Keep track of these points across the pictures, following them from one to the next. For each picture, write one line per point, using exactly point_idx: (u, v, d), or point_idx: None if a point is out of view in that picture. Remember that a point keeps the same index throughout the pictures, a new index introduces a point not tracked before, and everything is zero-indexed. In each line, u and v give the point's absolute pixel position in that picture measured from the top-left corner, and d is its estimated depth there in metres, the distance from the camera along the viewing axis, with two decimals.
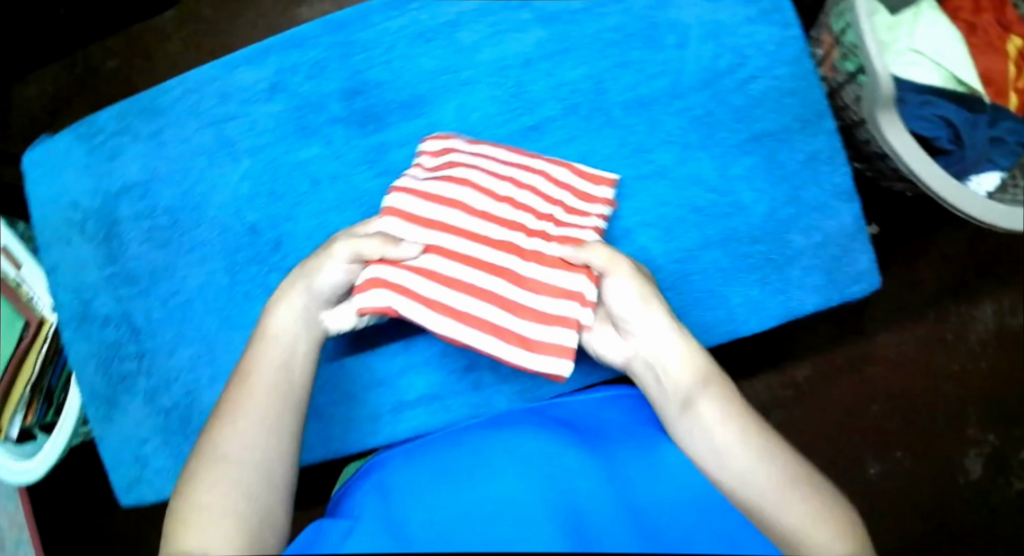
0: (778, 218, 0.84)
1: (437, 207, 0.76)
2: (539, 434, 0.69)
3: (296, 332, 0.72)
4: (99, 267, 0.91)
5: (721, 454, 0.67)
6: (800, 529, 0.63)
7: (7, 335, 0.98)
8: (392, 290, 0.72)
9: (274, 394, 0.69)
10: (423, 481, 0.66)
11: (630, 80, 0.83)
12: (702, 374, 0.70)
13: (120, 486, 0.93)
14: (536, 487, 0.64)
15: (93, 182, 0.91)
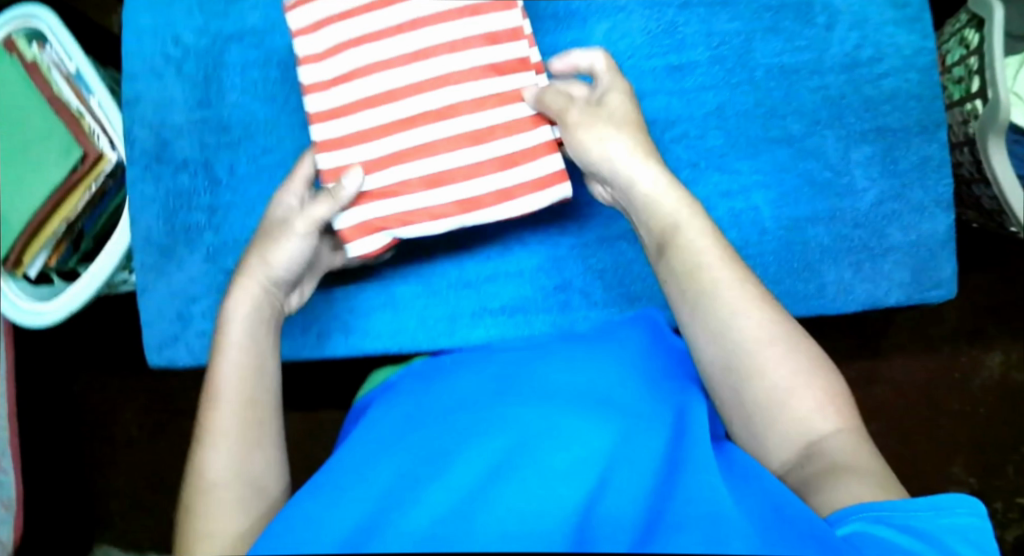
0: (882, 210, 0.87)
1: (369, 82, 0.78)
2: (542, 372, 0.69)
3: (256, 313, 0.73)
4: (189, 108, 0.87)
5: (700, 303, 0.70)
6: (778, 394, 0.66)
7: (60, 163, 0.90)
8: (382, 228, 0.79)
9: (250, 404, 0.69)
10: (428, 420, 0.66)
11: (776, 47, 0.86)
12: (678, 211, 0.73)
13: (155, 343, 0.89)
14: (537, 414, 0.64)
15: (205, 20, 0.87)
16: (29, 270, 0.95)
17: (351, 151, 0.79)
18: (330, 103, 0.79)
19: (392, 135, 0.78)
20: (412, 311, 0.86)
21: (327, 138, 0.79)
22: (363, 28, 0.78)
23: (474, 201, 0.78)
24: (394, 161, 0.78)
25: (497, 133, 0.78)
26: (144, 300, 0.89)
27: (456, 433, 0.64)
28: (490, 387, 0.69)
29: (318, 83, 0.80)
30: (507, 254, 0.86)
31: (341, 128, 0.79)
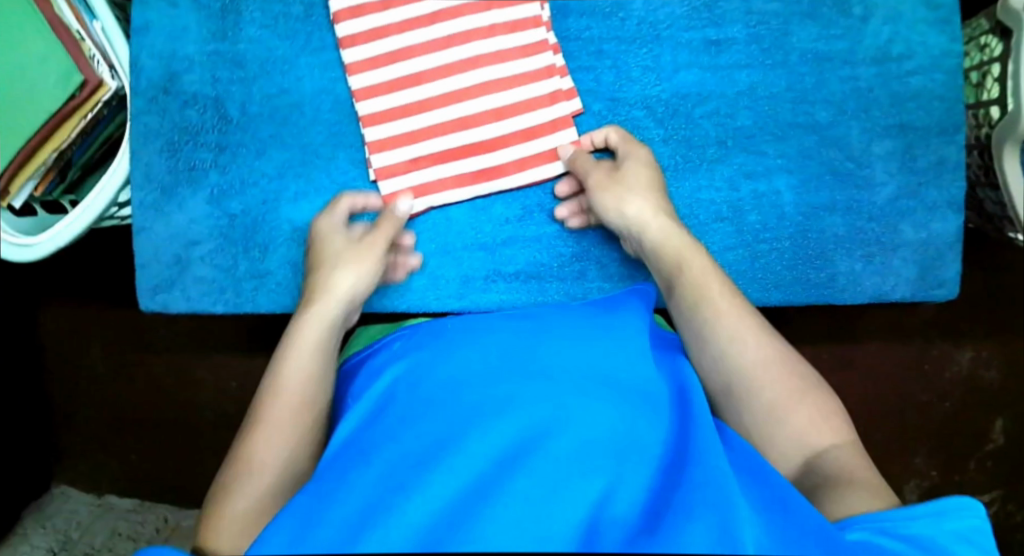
0: (898, 206, 0.88)
1: (407, 61, 0.82)
2: (551, 353, 0.67)
3: (344, 296, 0.76)
4: (203, 40, 0.84)
5: (709, 320, 0.72)
6: (776, 404, 0.68)
7: (59, 89, 0.89)
8: (418, 193, 0.82)
9: (319, 357, 0.73)
10: (434, 400, 0.64)
11: (811, 33, 0.86)
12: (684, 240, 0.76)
13: (146, 284, 0.84)
14: (553, 405, 0.62)
15: None
16: (13, 200, 0.92)
17: (393, 125, 0.82)
18: (372, 79, 0.82)
19: (429, 110, 0.82)
20: (422, 268, 0.82)
21: (374, 112, 0.82)
22: (403, 13, 0.82)
23: (496, 170, 0.82)
24: (433, 133, 0.82)
25: (522, 109, 0.82)
26: (139, 239, 0.84)
27: (454, 417, 0.62)
28: (481, 363, 0.66)
29: (362, 61, 0.82)
30: (528, 216, 0.83)
31: (385, 103, 0.82)
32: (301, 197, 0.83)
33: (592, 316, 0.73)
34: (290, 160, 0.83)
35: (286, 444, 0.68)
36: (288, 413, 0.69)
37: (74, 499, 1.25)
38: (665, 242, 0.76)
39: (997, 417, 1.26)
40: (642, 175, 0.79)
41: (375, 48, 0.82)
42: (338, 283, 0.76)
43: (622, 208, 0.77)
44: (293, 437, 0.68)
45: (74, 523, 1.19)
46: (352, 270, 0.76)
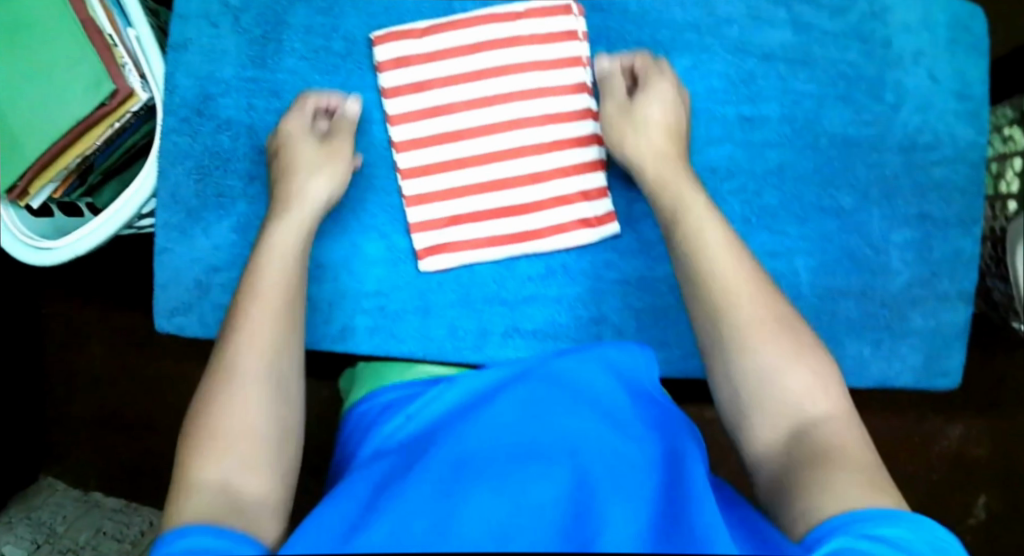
0: (911, 293, 0.89)
1: (450, 118, 0.84)
2: (533, 421, 0.63)
3: (314, 206, 0.79)
4: (242, 65, 0.84)
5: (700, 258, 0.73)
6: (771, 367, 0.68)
7: (90, 95, 0.88)
8: (452, 251, 0.83)
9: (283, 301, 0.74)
10: (428, 482, 0.60)
11: (844, 117, 0.87)
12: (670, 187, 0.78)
13: (163, 305, 0.85)
14: (546, 482, 0.58)
15: None
16: (32, 201, 0.93)
17: (433, 180, 0.83)
18: (412, 132, 0.84)
19: (467, 168, 0.84)
20: (442, 318, 0.83)
21: (413, 164, 0.83)
22: (445, 68, 0.84)
23: (526, 235, 0.84)
24: (470, 192, 0.84)
25: (557, 175, 0.84)
26: (161, 260, 0.85)
27: (442, 501, 0.58)
28: (486, 422, 0.64)
29: (405, 113, 0.84)
30: (548, 275, 0.84)
31: (425, 157, 0.83)
32: (325, 235, 0.83)
33: (567, 379, 0.68)
34: None
35: (256, 407, 0.68)
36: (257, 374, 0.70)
37: (60, 492, 1.24)
38: (664, 180, 0.78)
39: (981, 493, 1.28)
40: (658, 115, 0.80)
41: (418, 102, 0.84)
42: (310, 189, 0.79)
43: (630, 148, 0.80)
44: (259, 430, 0.67)
45: (59, 517, 1.18)
46: (307, 147, 0.81)
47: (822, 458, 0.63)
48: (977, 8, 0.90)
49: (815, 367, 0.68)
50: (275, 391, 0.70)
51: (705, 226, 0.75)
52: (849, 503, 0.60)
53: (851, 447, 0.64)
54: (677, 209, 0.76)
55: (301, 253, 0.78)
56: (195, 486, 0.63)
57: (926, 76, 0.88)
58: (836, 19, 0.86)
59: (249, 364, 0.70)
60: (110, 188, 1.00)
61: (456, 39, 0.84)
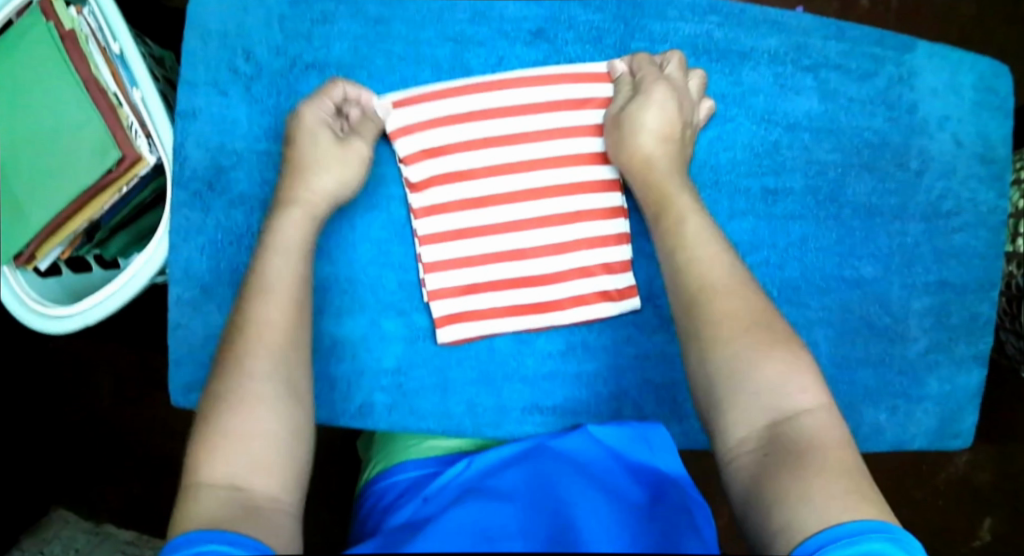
0: (927, 359, 0.90)
1: (470, 184, 0.82)
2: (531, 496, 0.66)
3: (319, 203, 0.77)
4: (257, 137, 0.82)
5: (689, 265, 0.73)
6: (771, 384, 0.65)
7: (97, 163, 0.85)
8: (471, 318, 0.82)
9: (284, 312, 0.72)
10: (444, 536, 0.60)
11: (868, 186, 0.86)
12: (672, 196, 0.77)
13: (178, 382, 0.83)
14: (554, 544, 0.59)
15: (293, 45, 0.83)
16: (40, 263, 0.90)
17: (451, 247, 0.82)
18: (429, 198, 0.82)
19: (486, 236, 0.82)
20: (460, 395, 0.82)
21: (430, 232, 0.82)
22: (463, 132, 0.82)
23: (546, 305, 0.82)
24: (489, 261, 0.82)
25: (580, 247, 0.82)
26: (175, 335, 0.83)
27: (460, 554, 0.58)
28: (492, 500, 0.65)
29: (423, 178, 0.82)
30: (567, 352, 0.83)
31: (443, 224, 0.82)
32: (342, 312, 0.82)
33: (556, 465, 0.71)
34: (333, 275, 0.81)
35: (256, 414, 0.65)
36: (261, 390, 0.67)
37: (71, 524, 1.21)
38: (663, 188, 0.78)
39: (987, 517, 1.29)
40: (660, 116, 0.78)
41: (438, 167, 0.82)
42: (318, 183, 0.77)
43: (633, 152, 0.79)
44: (258, 437, 0.64)
45: (72, 550, 1.14)
46: (324, 142, 0.78)
47: (799, 462, 0.61)
48: (1004, 67, 0.90)
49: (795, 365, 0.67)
50: (274, 398, 0.67)
51: (703, 237, 0.74)
52: (826, 518, 0.58)
53: (832, 446, 0.62)
54: (680, 217, 0.76)
55: (306, 244, 0.76)
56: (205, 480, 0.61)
57: (951, 140, 0.88)
58: (862, 85, 0.86)
59: (257, 363, 0.68)
60: (117, 239, 0.97)
61: (475, 103, 0.82)
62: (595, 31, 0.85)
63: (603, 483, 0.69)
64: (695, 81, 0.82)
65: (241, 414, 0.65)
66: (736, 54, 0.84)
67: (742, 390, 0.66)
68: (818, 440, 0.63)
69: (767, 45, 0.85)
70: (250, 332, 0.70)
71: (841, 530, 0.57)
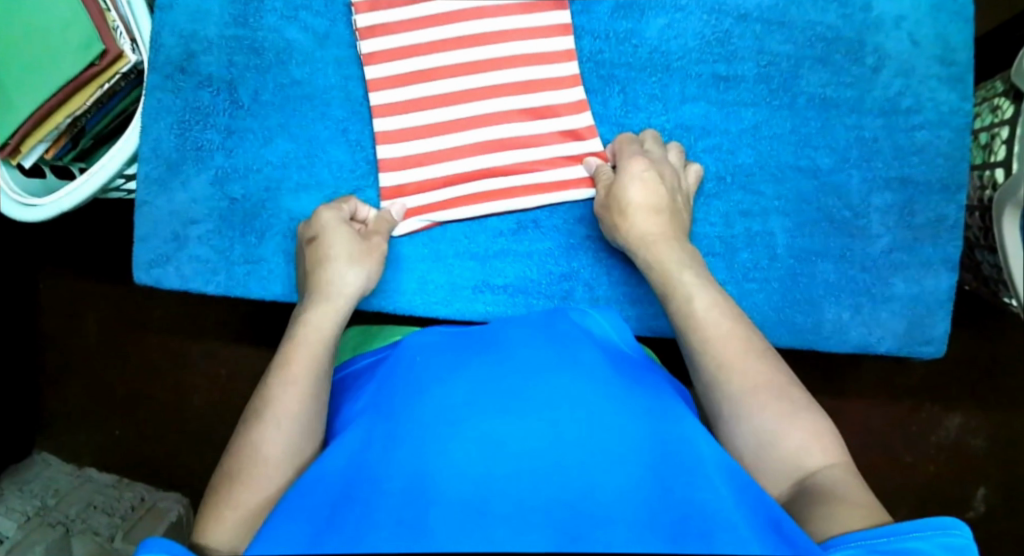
0: (891, 258, 0.88)
1: (431, 84, 0.84)
2: (518, 368, 0.64)
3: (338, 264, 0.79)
4: (223, 24, 0.85)
5: (702, 330, 0.73)
6: (774, 428, 0.66)
7: (80, 54, 0.90)
8: (428, 211, 0.84)
9: (317, 342, 0.74)
10: (427, 425, 0.60)
11: (821, 79, 0.86)
12: (676, 269, 0.77)
13: (142, 259, 0.86)
14: (542, 424, 0.59)
15: None
16: (23, 160, 0.94)
17: (408, 144, 0.84)
18: (388, 97, 0.84)
19: (444, 132, 0.84)
20: (415, 273, 0.84)
21: (387, 130, 0.84)
22: (423, 36, 0.84)
23: (500, 198, 0.84)
24: (445, 155, 0.84)
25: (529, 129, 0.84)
26: (141, 213, 0.86)
27: (442, 435, 0.59)
28: (459, 386, 0.63)
29: (384, 78, 0.84)
30: (517, 231, 0.84)
31: (402, 121, 0.84)
32: (302, 189, 0.85)
33: (527, 338, 0.68)
34: (295, 152, 0.85)
35: (276, 428, 0.68)
36: (278, 402, 0.69)
37: (53, 467, 1.27)
38: (656, 265, 0.78)
39: (980, 486, 1.24)
40: (635, 203, 0.79)
41: (399, 68, 0.84)
42: (333, 250, 0.79)
43: (634, 227, 0.79)
44: (263, 451, 0.67)
45: (50, 491, 1.21)
46: (333, 238, 0.80)
47: (808, 486, 0.64)
48: None
49: (804, 405, 0.68)
50: (291, 409, 0.69)
51: (711, 315, 0.73)
52: (849, 525, 0.60)
53: (844, 473, 0.64)
54: (689, 298, 0.75)
55: (316, 321, 0.76)
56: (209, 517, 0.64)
57: (907, 40, 0.88)
58: None
59: (277, 405, 0.69)
60: (101, 153, 1.03)
61: (436, 7, 0.84)
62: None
63: (587, 359, 0.66)
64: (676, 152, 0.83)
65: (263, 432, 0.68)
66: None
67: (759, 427, 0.67)
68: (831, 477, 0.64)
69: None
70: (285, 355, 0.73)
71: (904, 526, 0.58)
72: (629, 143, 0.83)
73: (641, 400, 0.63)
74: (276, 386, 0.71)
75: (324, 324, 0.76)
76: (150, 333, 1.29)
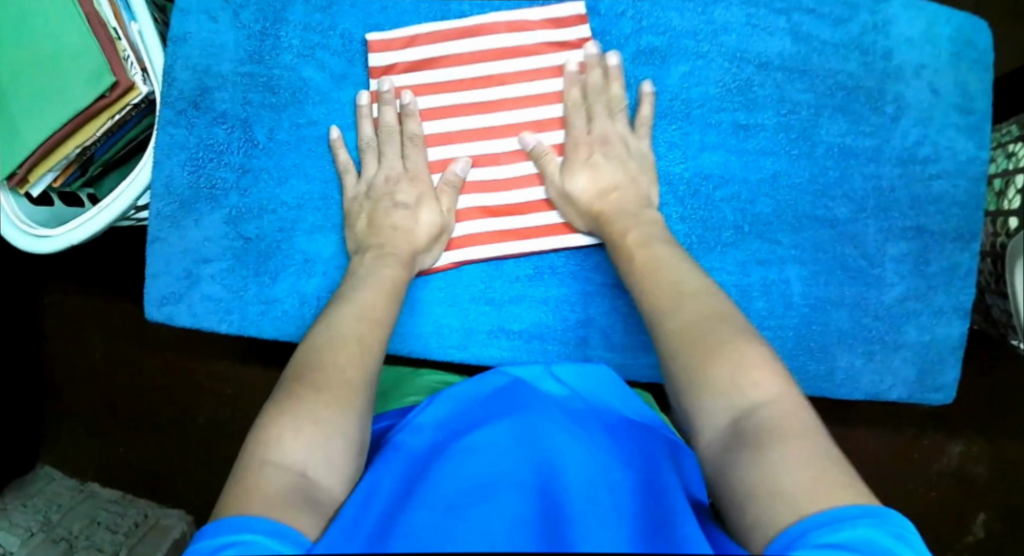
0: (904, 307, 0.88)
1: (448, 121, 0.84)
2: (528, 441, 0.63)
3: (420, 222, 0.81)
4: (237, 60, 0.85)
5: (661, 318, 0.72)
6: (734, 397, 0.64)
7: (89, 87, 0.88)
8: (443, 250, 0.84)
9: (375, 312, 0.75)
10: (441, 506, 0.58)
11: (840, 127, 0.86)
12: (644, 238, 0.78)
13: (153, 298, 0.85)
14: (553, 509, 0.58)
15: None
16: (31, 188, 0.94)
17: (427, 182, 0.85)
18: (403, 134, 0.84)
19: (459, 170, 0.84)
20: (431, 317, 0.83)
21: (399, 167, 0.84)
22: (441, 75, 0.84)
23: (511, 235, 0.84)
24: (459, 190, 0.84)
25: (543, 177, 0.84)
26: (152, 249, 0.85)
27: (458, 518, 0.57)
28: (475, 460, 0.61)
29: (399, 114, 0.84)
30: (497, 261, 0.84)
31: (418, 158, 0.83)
32: (317, 230, 0.84)
33: (537, 402, 0.67)
34: (310, 194, 0.84)
35: (339, 391, 0.67)
36: (336, 364, 0.69)
37: (57, 482, 1.26)
38: (616, 238, 0.79)
39: (979, 513, 1.25)
40: (585, 188, 0.81)
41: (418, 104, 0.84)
42: (414, 215, 0.81)
43: (594, 199, 0.81)
44: (327, 400, 0.66)
45: (55, 506, 1.20)
46: (427, 211, 0.82)
47: (752, 449, 0.60)
48: (982, 21, 0.89)
49: (728, 338, 0.67)
50: (351, 366, 0.69)
51: (663, 291, 0.73)
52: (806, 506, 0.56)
53: (793, 428, 0.61)
54: (642, 287, 0.75)
55: (398, 288, 0.78)
56: (263, 460, 0.61)
57: (928, 89, 0.87)
58: (836, 30, 0.86)
59: (345, 363, 0.69)
60: (109, 182, 1.02)
61: (456, 46, 0.84)
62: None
63: (596, 433, 0.65)
64: (649, 105, 0.83)
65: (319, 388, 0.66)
66: None
67: (714, 397, 0.65)
68: (780, 429, 0.61)
69: None
70: (343, 327, 0.72)
71: (812, 522, 0.55)
72: (578, 111, 0.84)
73: (645, 481, 0.62)
74: (313, 402, 0.65)
75: (364, 353, 0.71)
76: (154, 350, 1.28)
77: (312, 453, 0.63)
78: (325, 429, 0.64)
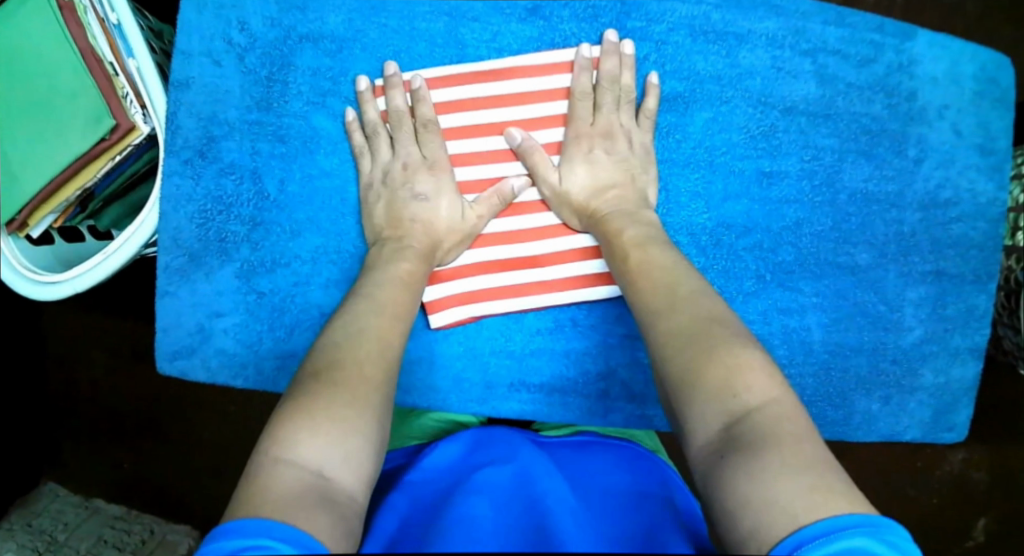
0: (921, 350, 0.87)
1: (466, 169, 0.82)
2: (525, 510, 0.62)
3: (440, 215, 0.80)
4: (244, 108, 0.82)
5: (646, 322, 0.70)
6: (718, 392, 0.62)
7: (89, 130, 0.85)
8: (464, 302, 0.82)
9: (397, 304, 0.74)
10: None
11: (862, 172, 0.85)
12: (640, 239, 0.76)
13: (165, 352, 0.84)
14: None
15: (277, 12, 0.83)
16: (32, 231, 0.90)
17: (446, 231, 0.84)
18: None
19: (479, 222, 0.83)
20: (449, 370, 0.82)
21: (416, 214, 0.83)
22: (459, 117, 0.82)
23: (532, 286, 0.82)
24: (475, 243, 0.82)
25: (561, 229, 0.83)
26: (162, 303, 0.83)
27: None
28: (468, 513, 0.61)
29: None
30: (517, 314, 0.83)
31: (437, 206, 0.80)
32: (332, 283, 0.82)
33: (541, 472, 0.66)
34: (324, 246, 0.82)
35: (356, 389, 0.64)
36: (356, 358, 0.66)
37: (61, 499, 1.23)
38: (610, 236, 0.78)
39: (980, 517, 1.23)
40: (583, 184, 0.80)
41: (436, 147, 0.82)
42: (435, 206, 0.80)
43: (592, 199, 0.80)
44: (344, 395, 0.63)
45: (60, 525, 1.16)
46: (446, 202, 0.80)
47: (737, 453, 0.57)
48: (1007, 58, 0.86)
49: (719, 342, 0.64)
50: (374, 367, 0.67)
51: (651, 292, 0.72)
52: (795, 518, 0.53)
53: (787, 435, 0.58)
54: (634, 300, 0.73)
55: (414, 283, 0.77)
56: (278, 456, 0.58)
57: (951, 130, 0.86)
58: (862, 71, 0.84)
59: (366, 356, 0.67)
60: (111, 211, 0.94)
61: (473, 91, 0.82)
62: (591, 8, 0.83)
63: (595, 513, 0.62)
64: (654, 97, 0.82)
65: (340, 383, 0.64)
66: (734, 34, 0.83)
67: (698, 399, 0.62)
68: (769, 436, 0.58)
69: (774, 23, 0.84)
70: (364, 321, 0.70)
71: (803, 535, 0.52)
72: (584, 100, 0.81)
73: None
74: (335, 395, 0.63)
75: (385, 351, 0.69)
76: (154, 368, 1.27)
77: (324, 449, 0.59)
78: (343, 424, 0.61)
